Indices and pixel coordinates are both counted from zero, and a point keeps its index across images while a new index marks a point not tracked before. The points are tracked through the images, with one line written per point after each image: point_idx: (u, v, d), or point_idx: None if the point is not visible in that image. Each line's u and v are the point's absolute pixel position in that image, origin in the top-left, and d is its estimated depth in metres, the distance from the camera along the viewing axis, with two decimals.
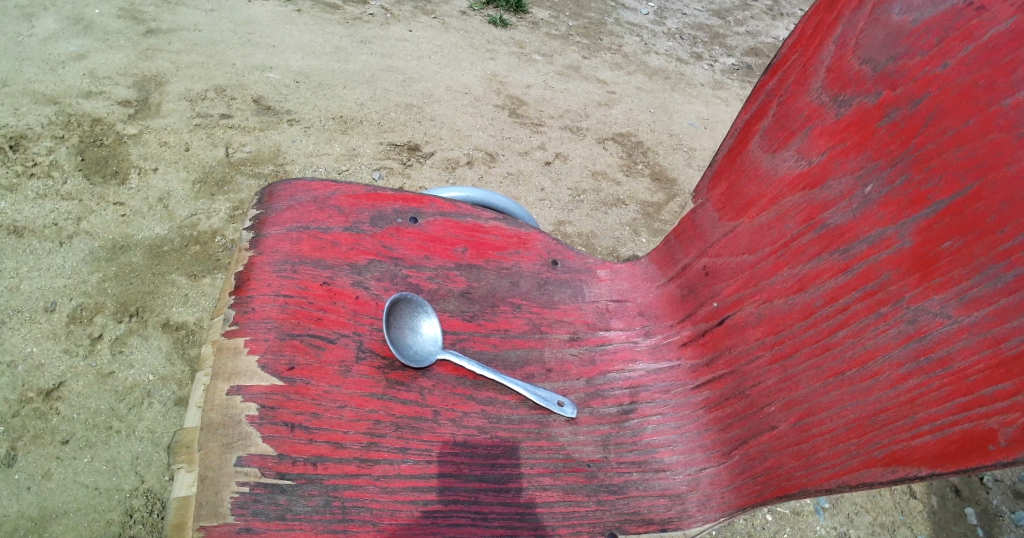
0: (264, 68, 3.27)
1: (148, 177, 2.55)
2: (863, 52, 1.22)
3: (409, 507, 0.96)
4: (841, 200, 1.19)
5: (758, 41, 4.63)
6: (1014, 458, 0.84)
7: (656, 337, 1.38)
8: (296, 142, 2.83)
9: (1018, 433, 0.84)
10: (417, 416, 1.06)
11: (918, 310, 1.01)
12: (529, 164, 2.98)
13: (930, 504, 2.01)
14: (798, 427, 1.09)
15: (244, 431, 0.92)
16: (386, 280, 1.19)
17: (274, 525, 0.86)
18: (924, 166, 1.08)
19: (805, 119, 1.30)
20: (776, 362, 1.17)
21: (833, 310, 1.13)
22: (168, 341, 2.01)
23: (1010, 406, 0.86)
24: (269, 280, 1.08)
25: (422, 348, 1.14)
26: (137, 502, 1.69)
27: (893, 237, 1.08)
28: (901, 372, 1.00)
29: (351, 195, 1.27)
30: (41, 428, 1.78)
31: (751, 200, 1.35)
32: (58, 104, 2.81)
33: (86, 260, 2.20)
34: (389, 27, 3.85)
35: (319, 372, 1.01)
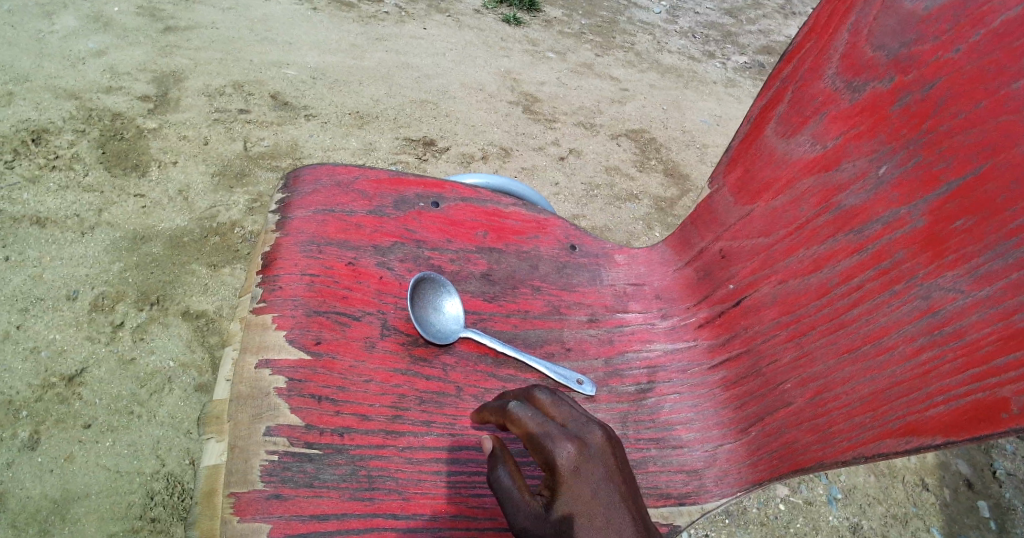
0: (281, 65, 3.31)
1: (168, 169, 2.58)
2: (876, 39, 1.25)
3: (433, 477, 0.98)
4: (855, 181, 1.23)
5: (770, 39, 4.63)
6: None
7: (673, 319, 1.40)
8: (313, 137, 2.86)
9: None
10: (440, 391, 1.08)
11: (931, 286, 1.07)
12: (544, 159, 3.00)
13: (943, 496, 2.00)
14: (814, 403, 1.14)
15: (273, 403, 0.94)
16: (409, 261, 1.21)
17: (302, 491, 0.88)
18: (935, 148, 1.14)
19: (819, 104, 1.32)
20: (792, 340, 1.22)
21: (847, 288, 1.17)
22: (188, 329, 2.04)
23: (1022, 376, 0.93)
24: (296, 260, 1.10)
25: (447, 326, 1.16)
26: (157, 485, 1.71)
27: (906, 217, 1.14)
28: (915, 346, 1.05)
29: (374, 180, 1.29)
30: (64, 412, 1.81)
31: (766, 183, 1.38)
32: (79, 99, 2.85)
33: (108, 250, 2.24)
34: (404, 25, 3.88)
35: (344, 347, 1.03)
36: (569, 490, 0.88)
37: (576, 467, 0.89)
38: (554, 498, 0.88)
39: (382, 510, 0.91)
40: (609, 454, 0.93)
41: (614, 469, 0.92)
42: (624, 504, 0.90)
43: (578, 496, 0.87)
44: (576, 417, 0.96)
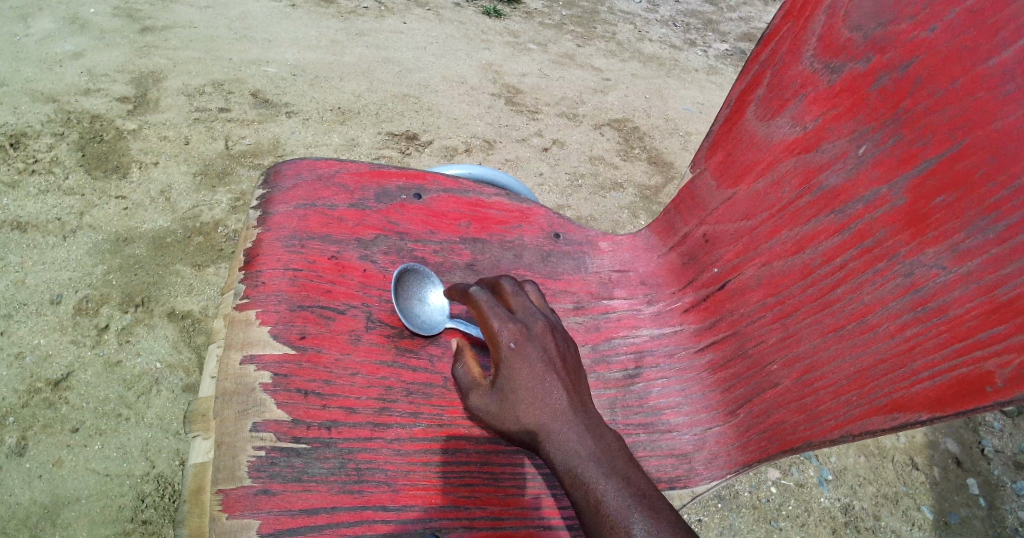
0: (261, 62, 3.28)
1: (149, 170, 2.56)
2: (852, 21, 1.26)
3: (422, 468, 0.98)
4: (835, 162, 1.24)
5: (751, 26, 4.64)
6: (1009, 397, 0.92)
7: (659, 305, 1.41)
8: (295, 134, 2.84)
9: (1013, 374, 0.93)
10: (427, 382, 1.08)
11: (913, 264, 1.09)
12: (528, 151, 2.99)
13: (933, 475, 2.03)
14: (801, 382, 1.17)
15: (258, 399, 0.93)
16: (393, 253, 1.21)
17: (291, 486, 0.88)
18: (914, 127, 1.15)
19: (798, 86, 1.33)
20: (778, 321, 1.24)
21: (831, 268, 1.20)
22: (174, 330, 2.03)
23: (1004, 349, 0.95)
24: (278, 255, 1.09)
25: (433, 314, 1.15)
26: (148, 487, 1.70)
27: (887, 196, 1.16)
28: (899, 323, 1.08)
29: (356, 173, 1.28)
30: (51, 417, 1.79)
31: (747, 166, 1.39)
32: (56, 101, 2.81)
33: (91, 253, 2.22)
34: (384, 20, 3.85)
35: (330, 341, 1.03)
36: (507, 361, 1.03)
37: (514, 343, 1.04)
38: (496, 368, 1.04)
39: (372, 502, 0.91)
40: (548, 336, 1.08)
41: (553, 349, 1.07)
42: (560, 375, 1.04)
43: (514, 366, 1.02)
44: (521, 306, 1.11)
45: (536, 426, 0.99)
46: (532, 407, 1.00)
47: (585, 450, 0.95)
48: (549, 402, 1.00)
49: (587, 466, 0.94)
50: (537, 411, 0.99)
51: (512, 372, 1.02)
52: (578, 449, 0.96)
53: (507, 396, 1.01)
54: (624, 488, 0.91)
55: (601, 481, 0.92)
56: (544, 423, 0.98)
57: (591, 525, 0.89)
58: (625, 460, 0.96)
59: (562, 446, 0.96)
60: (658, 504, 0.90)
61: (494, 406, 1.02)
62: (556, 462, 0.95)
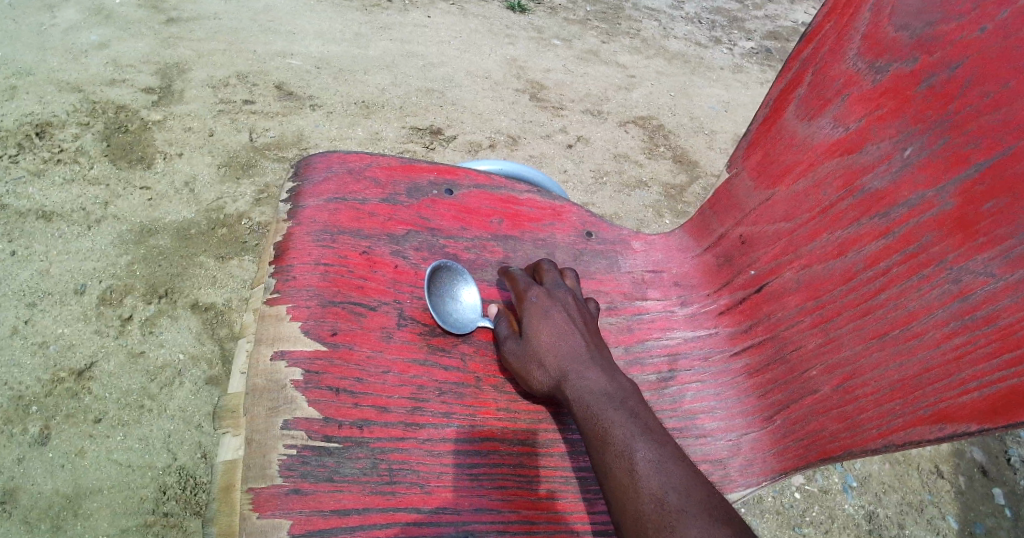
0: (285, 55, 3.27)
1: (173, 161, 2.56)
2: (897, 19, 1.22)
3: (454, 470, 0.96)
4: (880, 163, 1.20)
5: (777, 24, 4.57)
6: None
7: (693, 307, 1.39)
8: (319, 127, 2.83)
9: None
10: (460, 382, 1.06)
11: (961, 270, 1.05)
12: (552, 147, 2.96)
13: (958, 484, 1.98)
14: (841, 390, 1.14)
15: (289, 396, 0.92)
16: (424, 250, 1.19)
17: (323, 486, 0.86)
18: (962, 129, 1.11)
19: (841, 86, 1.29)
20: (817, 326, 1.21)
21: (874, 272, 1.16)
22: (197, 321, 2.02)
23: None
24: (309, 249, 1.07)
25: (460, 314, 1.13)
26: (170, 479, 1.70)
27: (933, 199, 1.12)
28: (946, 331, 1.04)
29: (387, 167, 1.26)
30: (74, 407, 1.79)
31: (787, 167, 1.35)
32: (82, 92, 2.83)
33: (115, 243, 2.22)
34: (407, 14, 3.83)
35: (361, 338, 1.01)
36: (531, 312, 1.10)
37: (539, 297, 1.11)
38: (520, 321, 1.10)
39: (405, 504, 0.89)
40: (571, 297, 1.14)
41: (575, 305, 1.13)
42: (580, 326, 1.10)
43: (537, 316, 1.09)
44: (550, 273, 1.18)
45: (555, 367, 1.04)
46: (553, 350, 1.05)
47: (599, 388, 1.00)
48: (568, 348, 1.06)
49: (599, 402, 0.98)
50: (557, 353, 1.05)
51: (536, 321, 1.08)
52: (592, 387, 1.00)
53: (530, 342, 1.07)
54: (632, 421, 0.94)
55: (611, 415, 0.96)
56: (563, 365, 1.04)
57: (598, 454, 0.93)
58: (638, 401, 1.00)
59: (578, 386, 1.01)
60: (663, 438, 0.93)
61: (519, 353, 1.07)
62: (571, 399, 1.00)
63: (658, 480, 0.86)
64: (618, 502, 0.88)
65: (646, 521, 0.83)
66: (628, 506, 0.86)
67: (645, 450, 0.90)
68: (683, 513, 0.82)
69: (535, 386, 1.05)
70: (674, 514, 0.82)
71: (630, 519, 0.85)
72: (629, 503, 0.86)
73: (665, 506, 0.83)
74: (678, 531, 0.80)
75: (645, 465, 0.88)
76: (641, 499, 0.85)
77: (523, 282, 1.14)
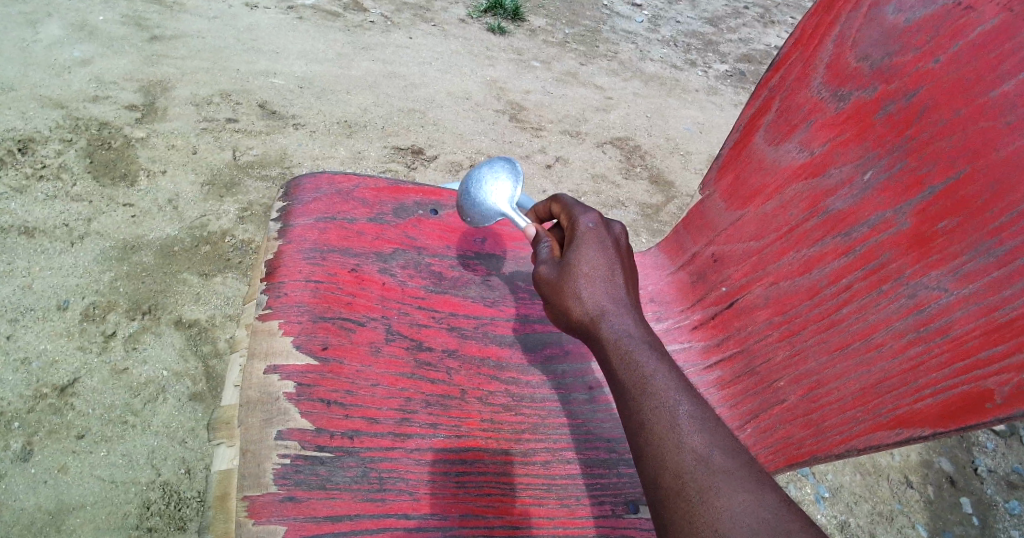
0: (268, 74, 3.32)
1: (156, 179, 2.58)
2: (860, 50, 1.29)
3: (442, 477, 1.01)
4: (842, 186, 1.29)
5: (750, 48, 4.73)
6: (1009, 414, 0.98)
7: (668, 322, 1.49)
8: (302, 146, 2.87)
9: (1013, 391, 0.98)
10: (445, 394, 1.12)
11: (917, 285, 1.14)
12: (531, 167, 3.03)
13: (927, 494, 2.05)
14: (808, 398, 1.23)
15: (282, 407, 0.96)
16: (411, 268, 1.24)
17: (316, 493, 0.90)
18: (919, 154, 1.18)
19: (806, 113, 1.38)
20: (784, 339, 1.30)
21: (837, 288, 1.25)
22: (181, 338, 2.04)
23: (1005, 368, 1.00)
24: (300, 267, 1.11)
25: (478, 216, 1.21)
26: (153, 495, 1.71)
27: (892, 219, 1.20)
28: (903, 341, 1.13)
29: (374, 188, 1.32)
30: (57, 423, 1.80)
31: (756, 189, 1.44)
32: (65, 108, 2.84)
33: (98, 259, 2.23)
34: (390, 35, 3.90)
35: (351, 353, 1.06)
36: (583, 238, 1.03)
37: (595, 225, 1.04)
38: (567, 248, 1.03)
39: (394, 510, 0.93)
40: (623, 238, 1.06)
41: (625, 245, 1.06)
42: (628, 266, 1.03)
43: (589, 244, 1.02)
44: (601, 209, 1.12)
45: (599, 300, 0.97)
46: (596, 284, 0.98)
47: (636, 335, 0.94)
48: (612, 287, 0.99)
49: (640, 350, 0.92)
50: (600, 289, 0.98)
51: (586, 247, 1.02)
52: (630, 332, 0.94)
53: (574, 269, 1.00)
54: (672, 374, 0.89)
55: (652, 365, 0.90)
56: (604, 302, 0.97)
57: (634, 402, 0.87)
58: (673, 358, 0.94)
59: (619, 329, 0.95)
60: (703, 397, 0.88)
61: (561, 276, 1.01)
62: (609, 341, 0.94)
63: (702, 438, 0.81)
64: (655, 457, 0.81)
65: (687, 480, 0.78)
66: (666, 462, 0.80)
67: (689, 403, 0.85)
68: (730, 473, 0.77)
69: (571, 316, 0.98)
70: (718, 475, 0.77)
71: (668, 476, 0.79)
72: (669, 459, 0.80)
73: (710, 464, 0.78)
74: (722, 492, 0.75)
75: (688, 420, 0.82)
76: (683, 456, 0.79)
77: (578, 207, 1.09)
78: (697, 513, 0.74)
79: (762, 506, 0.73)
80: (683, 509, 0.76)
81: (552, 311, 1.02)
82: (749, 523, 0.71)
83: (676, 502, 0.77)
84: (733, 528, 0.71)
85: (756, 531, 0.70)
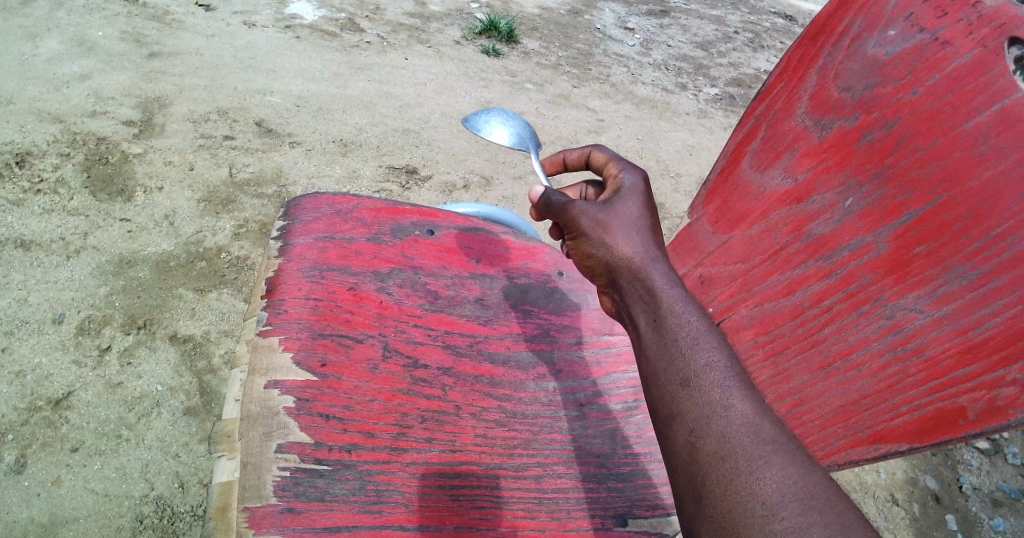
0: (265, 92, 3.36)
1: (153, 195, 2.60)
2: (842, 81, 1.33)
3: (437, 490, 1.05)
4: (824, 212, 1.34)
5: (740, 72, 4.84)
6: (979, 430, 1.07)
7: None
8: (298, 164, 2.91)
9: (984, 408, 1.07)
10: (440, 410, 1.16)
11: (895, 307, 1.21)
12: (524, 188, 3.09)
13: (912, 511, 2.09)
14: (791, 415, 1.34)
15: (282, 422, 0.99)
16: (407, 286, 1.28)
17: (315, 505, 0.94)
18: (897, 182, 1.24)
19: (790, 141, 1.41)
20: (768, 359, 1.39)
21: (819, 310, 1.32)
22: (176, 353, 2.06)
23: (975, 386, 1.08)
24: (299, 285, 1.14)
25: (472, 131, 1.30)
26: (147, 509, 1.72)
27: (871, 244, 1.26)
28: (880, 362, 1.21)
29: (372, 209, 1.35)
30: (51, 436, 1.81)
31: (743, 214, 1.48)
32: (63, 122, 2.87)
33: (94, 274, 2.25)
34: (386, 55, 3.97)
35: (349, 369, 1.10)
36: (624, 193, 1.03)
37: (634, 182, 1.06)
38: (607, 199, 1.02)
39: (391, 522, 0.97)
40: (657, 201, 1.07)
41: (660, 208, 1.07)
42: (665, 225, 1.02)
43: (630, 197, 1.02)
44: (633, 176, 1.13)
45: (645, 243, 0.96)
46: (637, 231, 0.97)
47: (680, 286, 0.91)
48: (653, 238, 0.97)
49: (685, 303, 0.89)
50: (642, 237, 0.97)
51: (630, 198, 1.02)
52: (672, 283, 0.91)
53: (614, 215, 0.99)
54: (719, 332, 0.86)
55: (696, 319, 0.87)
56: (644, 251, 0.95)
57: (679, 356, 0.84)
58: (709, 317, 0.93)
59: (664, 274, 0.93)
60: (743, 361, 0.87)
61: (606, 214, 0.99)
62: (655, 285, 0.91)
63: (749, 405, 0.80)
64: (699, 419, 0.80)
65: (735, 445, 0.77)
66: (711, 424, 0.79)
67: (735, 367, 0.84)
68: (778, 445, 0.77)
69: (614, 251, 0.95)
70: (768, 444, 0.77)
71: (712, 440, 0.78)
72: (715, 422, 0.79)
73: (759, 434, 0.78)
74: (773, 464, 0.75)
75: (737, 385, 0.82)
76: (730, 422, 0.79)
77: (613, 170, 1.09)
78: (745, 484, 0.75)
79: (812, 481, 0.74)
80: (729, 475, 0.76)
81: (587, 245, 0.98)
82: (799, 498, 0.72)
83: (721, 469, 0.76)
84: (784, 502, 0.72)
85: (807, 507, 0.71)
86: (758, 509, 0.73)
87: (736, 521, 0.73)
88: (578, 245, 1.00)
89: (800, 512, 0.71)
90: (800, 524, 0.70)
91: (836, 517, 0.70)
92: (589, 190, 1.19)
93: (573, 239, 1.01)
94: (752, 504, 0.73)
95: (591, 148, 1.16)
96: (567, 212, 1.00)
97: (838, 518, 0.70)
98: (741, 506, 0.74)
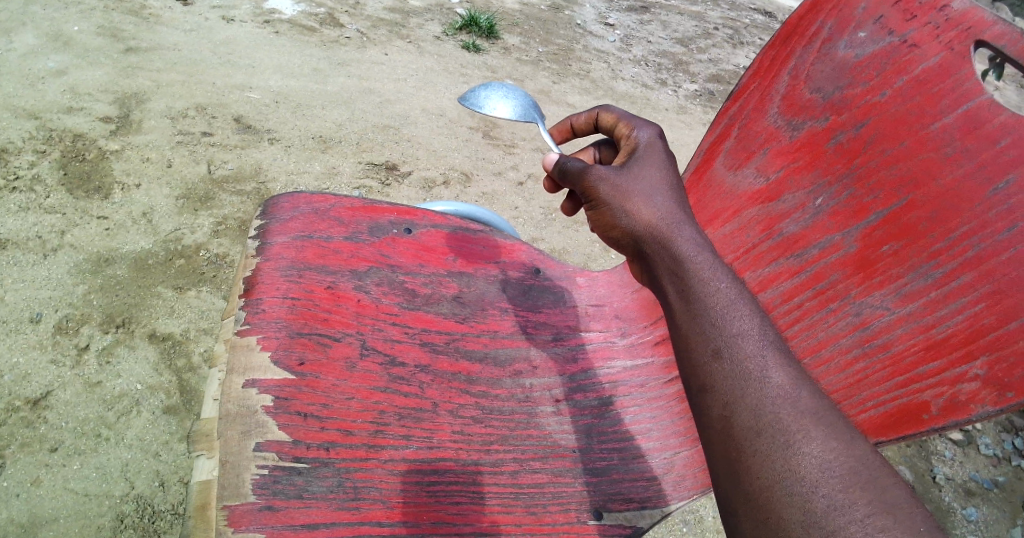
0: (244, 88, 3.34)
1: (131, 192, 2.58)
2: (814, 83, 1.37)
3: (415, 486, 1.06)
4: (795, 210, 1.37)
5: (719, 68, 4.89)
6: (942, 424, 1.09)
7: (632, 337, 1.49)
8: (277, 160, 2.90)
9: (946, 403, 1.10)
10: (417, 407, 1.18)
11: (863, 304, 1.24)
12: (503, 184, 3.10)
13: None
14: None
15: (260, 420, 1.00)
16: (385, 285, 1.30)
17: (293, 503, 0.95)
18: (866, 182, 1.28)
19: (762, 141, 1.43)
20: None
21: (789, 306, 1.33)
22: (155, 351, 2.05)
23: (939, 381, 1.11)
24: (277, 284, 1.16)
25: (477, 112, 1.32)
26: (127, 508, 1.72)
27: (840, 242, 1.29)
28: (849, 357, 1.23)
29: (349, 207, 1.35)
30: (30, 436, 1.80)
31: (715, 212, 1.48)
32: (38, 118, 2.83)
33: (72, 272, 2.23)
34: (365, 50, 3.95)
35: (327, 368, 1.11)
36: (642, 155, 1.07)
37: (649, 140, 1.11)
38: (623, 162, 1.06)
39: (369, 518, 0.98)
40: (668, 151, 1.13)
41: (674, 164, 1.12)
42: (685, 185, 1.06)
43: (648, 161, 1.06)
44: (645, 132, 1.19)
45: (667, 207, 0.99)
46: (655, 194, 1.00)
47: (705, 249, 0.95)
48: (672, 199, 1.00)
49: (712, 267, 0.92)
50: (660, 200, 0.99)
51: (646, 162, 1.06)
52: (695, 246, 0.95)
53: (632, 177, 1.02)
54: (748, 299, 0.89)
55: (724, 284, 0.90)
56: (664, 214, 0.98)
57: (712, 328, 0.87)
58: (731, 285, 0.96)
59: (688, 239, 0.96)
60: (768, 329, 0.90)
61: (625, 180, 1.02)
62: (680, 252, 0.94)
63: (785, 373, 0.83)
64: (732, 391, 0.83)
65: (768, 419, 0.80)
66: (745, 397, 0.82)
67: (766, 335, 0.87)
68: (816, 417, 0.80)
69: (637, 218, 0.98)
70: (807, 417, 0.80)
71: (748, 412, 0.81)
72: (748, 394, 0.82)
73: (796, 406, 0.81)
74: (811, 439, 0.79)
75: (773, 355, 0.85)
76: (765, 395, 0.82)
77: (626, 130, 1.14)
78: (783, 460, 0.78)
79: (854, 457, 0.78)
80: (768, 449, 0.79)
81: (610, 214, 1.01)
82: (842, 475, 0.76)
83: (760, 445, 0.79)
84: (826, 478, 0.76)
85: (847, 484, 0.75)
86: (798, 486, 0.76)
87: (775, 499, 0.76)
88: (601, 215, 1.03)
89: (840, 488, 0.75)
90: (842, 501, 0.74)
91: (878, 494, 0.75)
92: (602, 152, 1.23)
93: (593, 210, 1.04)
94: (791, 481, 0.77)
95: (599, 109, 1.20)
96: (585, 179, 1.04)
97: (881, 495, 0.74)
98: (780, 484, 0.77)
